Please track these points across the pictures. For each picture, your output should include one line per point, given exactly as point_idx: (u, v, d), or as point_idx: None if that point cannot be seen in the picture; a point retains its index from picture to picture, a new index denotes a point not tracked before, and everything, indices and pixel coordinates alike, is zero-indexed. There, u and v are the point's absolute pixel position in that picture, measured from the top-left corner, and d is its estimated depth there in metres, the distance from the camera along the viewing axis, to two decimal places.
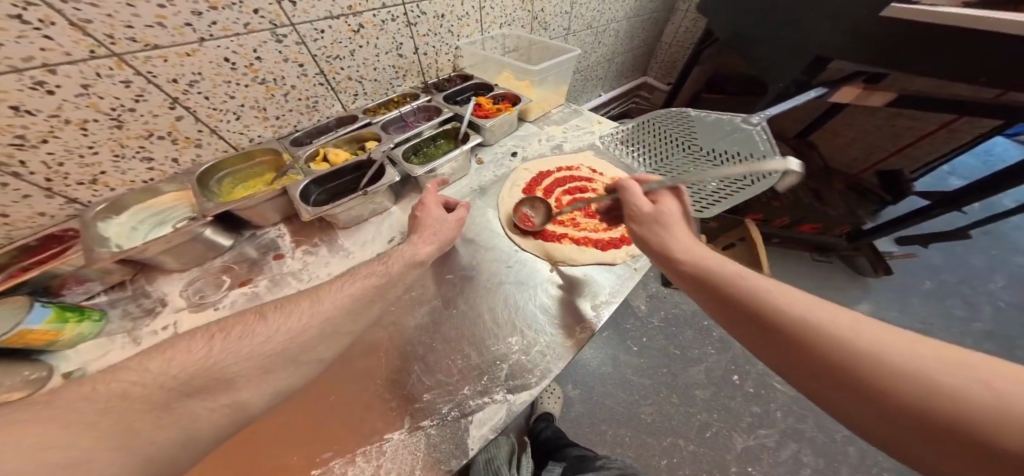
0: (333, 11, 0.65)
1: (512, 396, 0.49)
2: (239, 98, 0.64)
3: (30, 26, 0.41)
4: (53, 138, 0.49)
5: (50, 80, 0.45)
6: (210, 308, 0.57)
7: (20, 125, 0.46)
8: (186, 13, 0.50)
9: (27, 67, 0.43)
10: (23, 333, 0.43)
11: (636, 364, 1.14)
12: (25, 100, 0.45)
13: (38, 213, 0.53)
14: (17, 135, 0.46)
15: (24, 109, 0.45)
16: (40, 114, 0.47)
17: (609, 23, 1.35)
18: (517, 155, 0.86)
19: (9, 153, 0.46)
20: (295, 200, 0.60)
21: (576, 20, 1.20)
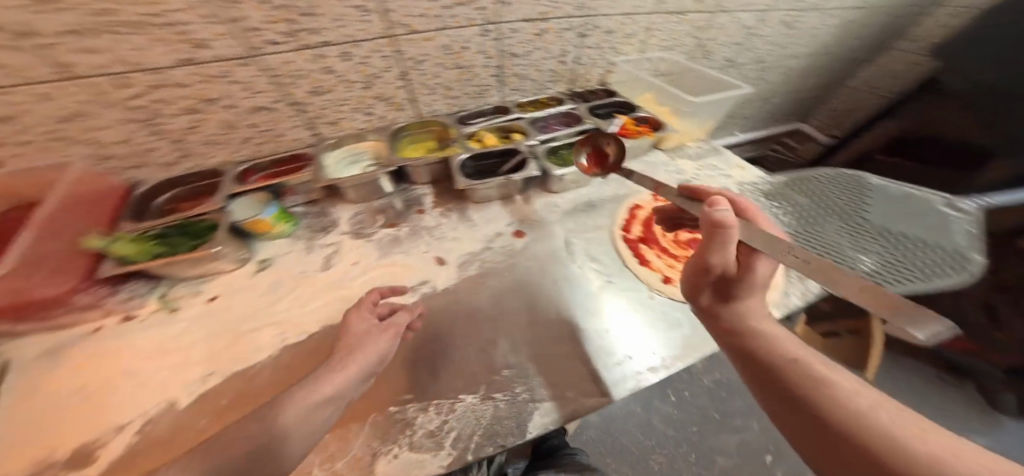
0: (531, 15, 0.75)
1: (584, 398, 0.51)
2: (440, 78, 0.79)
3: (361, 13, 0.60)
4: (332, 90, 0.69)
5: (353, 51, 0.65)
6: (365, 238, 0.73)
7: (323, 79, 0.67)
8: (440, 8, 0.66)
9: (346, 42, 0.63)
10: (259, 219, 0.65)
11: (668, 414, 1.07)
12: (335, 63, 0.65)
13: (295, 139, 0.75)
14: (317, 85, 0.67)
15: (329, 68, 0.66)
16: (335, 73, 0.67)
17: (784, 60, 1.20)
18: (642, 180, 0.85)
19: (306, 95, 0.68)
20: (454, 170, 0.73)
21: (746, 53, 1.10)
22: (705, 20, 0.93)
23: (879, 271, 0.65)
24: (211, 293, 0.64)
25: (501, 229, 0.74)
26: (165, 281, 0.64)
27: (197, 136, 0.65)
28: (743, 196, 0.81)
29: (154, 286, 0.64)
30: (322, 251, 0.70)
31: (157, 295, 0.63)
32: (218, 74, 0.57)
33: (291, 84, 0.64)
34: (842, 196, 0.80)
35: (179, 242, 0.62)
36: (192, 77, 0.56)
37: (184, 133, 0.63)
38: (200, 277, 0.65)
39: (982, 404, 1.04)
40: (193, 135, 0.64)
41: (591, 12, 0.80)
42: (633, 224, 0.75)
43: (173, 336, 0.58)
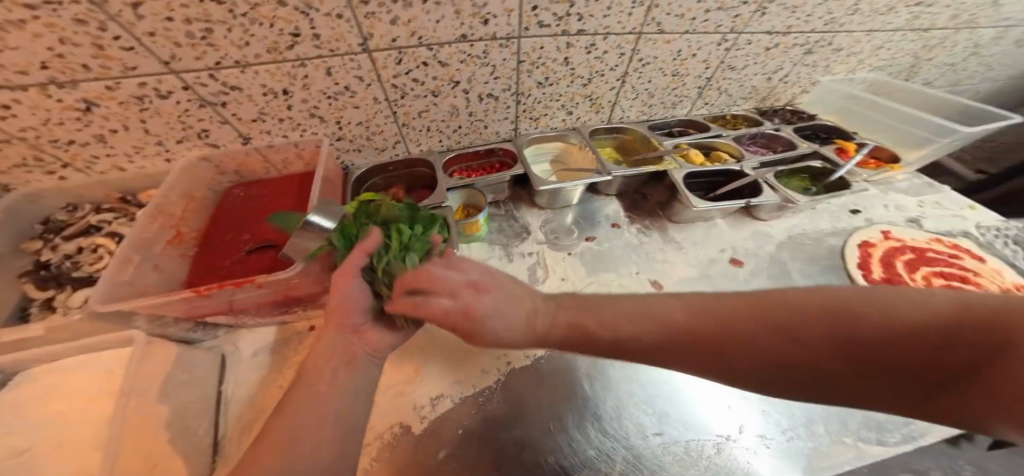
0: (776, 28, 0.65)
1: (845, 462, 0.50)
2: (650, 84, 0.72)
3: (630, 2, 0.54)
4: (555, 84, 0.65)
5: (600, 45, 0.60)
6: (566, 250, 0.66)
7: (555, 71, 0.62)
8: (701, 10, 0.58)
9: (596, 34, 0.58)
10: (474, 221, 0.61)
11: None
12: (574, 54, 0.60)
13: (496, 132, 0.71)
14: (547, 75, 0.63)
15: (566, 61, 0.61)
16: (568, 66, 0.62)
17: (981, 87, 1.06)
18: (859, 213, 0.75)
19: (532, 87, 0.64)
20: (682, 189, 0.64)
21: (947, 76, 0.95)
22: (938, 40, 0.78)
23: None
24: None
25: (713, 255, 0.67)
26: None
27: (423, 120, 0.62)
28: (990, 241, 0.71)
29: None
30: (524, 261, 0.64)
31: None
32: (479, 53, 0.54)
33: (525, 74, 0.61)
34: None
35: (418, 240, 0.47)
36: (456, 56, 0.53)
37: (414, 117, 0.61)
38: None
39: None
40: (419, 120, 0.62)
41: (838, 30, 0.69)
42: (870, 261, 0.66)
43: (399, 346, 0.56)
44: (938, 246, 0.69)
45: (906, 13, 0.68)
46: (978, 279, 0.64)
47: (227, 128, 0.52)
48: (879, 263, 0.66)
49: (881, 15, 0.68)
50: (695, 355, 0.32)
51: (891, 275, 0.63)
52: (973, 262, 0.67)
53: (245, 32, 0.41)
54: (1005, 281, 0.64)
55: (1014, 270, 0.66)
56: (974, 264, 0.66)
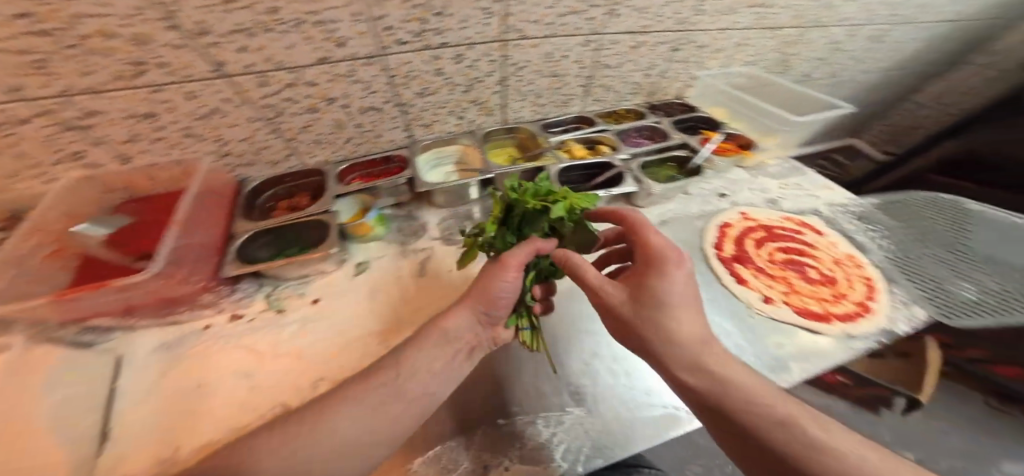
0: (631, 28, 0.74)
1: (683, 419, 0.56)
2: (533, 85, 0.78)
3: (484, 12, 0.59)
4: (436, 93, 0.70)
5: (467, 54, 0.65)
6: (457, 244, 0.73)
7: (430, 83, 0.67)
8: (555, 15, 0.65)
9: (459, 44, 0.63)
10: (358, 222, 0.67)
11: None
12: (445, 65, 0.65)
13: (391, 140, 0.75)
14: (424, 86, 0.67)
15: (439, 71, 0.66)
16: (444, 76, 0.67)
17: (857, 77, 1.19)
18: (726, 197, 0.85)
19: (413, 97, 0.68)
20: (554, 180, 0.70)
21: (822, 69, 1.09)
22: (795, 37, 0.93)
23: (981, 302, 0.64)
24: (313, 296, 0.65)
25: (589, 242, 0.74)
26: (268, 281, 0.65)
27: (309, 134, 0.66)
28: (835, 217, 0.80)
29: (258, 289, 0.64)
30: (416, 256, 0.71)
31: (264, 294, 0.64)
32: (346, 73, 0.58)
33: (403, 86, 0.65)
34: (934, 218, 0.77)
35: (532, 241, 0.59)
36: (323, 77, 0.57)
37: (298, 132, 0.65)
38: (302, 278, 0.66)
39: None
40: (305, 134, 0.65)
41: (691, 28, 0.80)
42: (726, 240, 0.75)
43: (283, 341, 0.58)
44: (787, 224, 0.78)
45: (749, 13, 0.81)
46: (815, 252, 0.73)
47: (102, 148, 0.55)
48: (732, 242, 0.74)
49: (727, 15, 0.80)
50: (723, 422, 0.36)
51: (738, 253, 0.72)
52: (814, 236, 0.76)
53: (82, 63, 0.42)
54: (837, 253, 0.73)
55: (848, 243, 0.75)
56: (816, 238, 0.75)
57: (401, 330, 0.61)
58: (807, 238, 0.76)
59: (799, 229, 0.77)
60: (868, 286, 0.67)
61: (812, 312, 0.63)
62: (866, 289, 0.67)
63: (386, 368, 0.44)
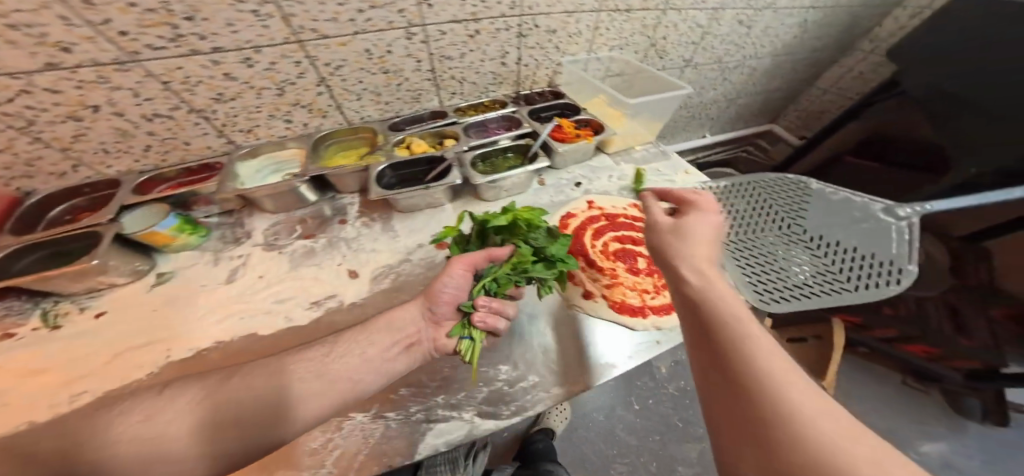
0: (458, 16, 0.70)
1: (478, 420, 0.53)
2: (365, 83, 0.71)
3: (256, 16, 0.52)
4: (238, 98, 0.61)
5: (255, 57, 0.57)
6: (278, 250, 0.69)
7: (225, 86, 0.58)
8: (353, 10, 0.58)
9: (245, 47, 0.55)
10: (153, 232, 0.61)
11: (628, 422, 1.37)
12: (234, 69, 0.56)
13: (207, 146, 0.68)
14: (219, 92, 0.59)
15: (230, 76, 0.57)
16: (239, 81, 0.58)
17: (743, 61, 1.27)
18: (580, 186, 0.83)
19: (208, 102, 0.60)
20: (369, 180, 0.66)
21: (702, 53, 1.16)
22: (653, 19, 0.96)
23: (807, 284, 0.63)
24: (98, 308, 0.60)
25: (424, 241, 0.72)
26: (50, 297, 0.60)
27: (87, 144, 0.59)
28: None
29: (36, 303, 0.60)
30: (228, 265, 0.67)
31: (41, 311, 0.59)
32: (95, 79, 0.50)
33: (187, 91, 0.57)
34: (778, 200, 0.77)
35: (536, 265, 0.62)
36: (65, 83, 0.49)
37: (72, 142, 0.58)
38: (91, 292, 0.61)
39: (945, 408, 1.20)
40: (82, 143, 0.58)
41: (529, 12, 0.77)
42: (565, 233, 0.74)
43: (45, 356, 0.54)
44: (632, 214, 0.77)
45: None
46: None
47: None
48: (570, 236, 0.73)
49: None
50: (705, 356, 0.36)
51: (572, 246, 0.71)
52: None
53: None
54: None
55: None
56: None
57: (189, 337, 0.58)
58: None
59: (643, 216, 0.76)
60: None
61: (631, 306, 0.63)
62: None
63: (317, 349, 0.49)
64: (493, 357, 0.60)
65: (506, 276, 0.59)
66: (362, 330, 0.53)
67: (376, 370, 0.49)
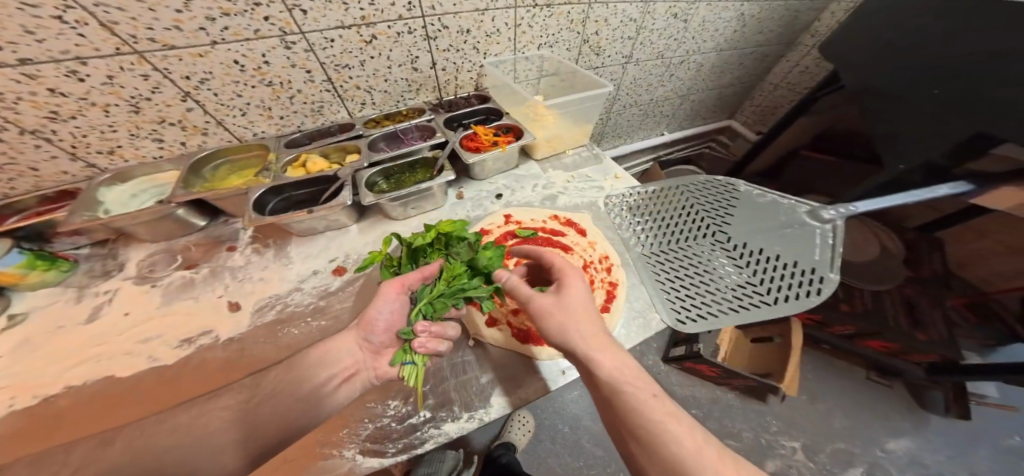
0: (345, 21, 0.64)
1: (360, 458, 0.47)
2: (246, 97, 0.65)
3: (68, 25, 0.46)
4: (80, 116, 0.54)
5: (83, 70, 0.50)
6: (150, 284, 0.58)
7: (55, 103, 0.51)
8: (200, 18, 0.52)
9: (65, 58, 0.48)
10: None
11: (594, 432, 1.28)
12: (60, 84, 0.50)
13: (62, 171, 0.58)
14: (52, 110, 0.51)
15: (59, 92, 0.50)
16: (73, 97, 0.51)
17: (689, 56, 1.29)
18: (501, 198, 0.78)
19: (40, 122, 0.52)
20: (248, 205, 0.59)
21: (641, 48, 1.15)
22: (579, 14, 0.92)
23: (728, 297, 0.60)
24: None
25: (321, 266, 0.64)
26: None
27: None
28: (609, 211, 0.77)
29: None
30: (90, 304, 0.55)
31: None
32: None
33: (8, 110, 0.49)
34: (707, 208, 0.75)
35: (468, 279, 0.56)
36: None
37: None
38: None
39: (910, 402, 1.13)
40: None
41: (430, 13, 0.72)
42: None
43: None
44: (551, 226, 0.72)
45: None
46: (570, 254, 0.68)
47: None
48: None
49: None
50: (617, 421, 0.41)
51: None
52: (575, 237, 0.70)
53: None
54: (591, 255, 0.67)
55: (609, 243, 0.70)
56: (578, 236, 0.70)
57: (29, 384, 0.48)
58: (567, 241, 0.70)
59: (563, 228, 0.72)
60: (610, 290, 0.62)
61: (536, 335, 0.59)
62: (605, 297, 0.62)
63: (236, 392, 0.42)
64: (386, 388, 0.54)
65: (439, 299, 0.53)
66: (287, 367, 0.46)
67: (311, 407, 0.44)
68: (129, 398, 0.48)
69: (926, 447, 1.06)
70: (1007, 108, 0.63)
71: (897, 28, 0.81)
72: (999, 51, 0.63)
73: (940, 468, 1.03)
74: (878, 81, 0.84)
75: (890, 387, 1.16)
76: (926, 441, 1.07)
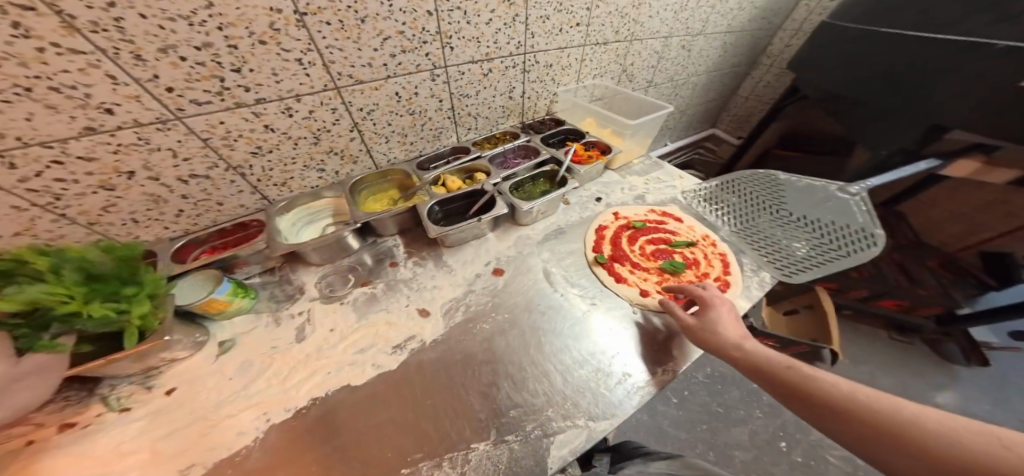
0: (475, 57, 0.76)
1: (593, 424, 0.54)
2: (394, 125, 0.74)
3: (300, 66, 0.54)
4: (275, 149, 0.62)
5: (295, 107, 0.58)
6: (338, 301, 0.69)
7: (261, 138, 0.58)
8: (387, 55, 0.62)
9: (286, 97, 0.56)
10: (209, 300, 0.58)
11: (673, 417, 1.46)
12: (274, 120, 0.57)
13: (239, 205, 0.67)
14: (257, 145, 0.59)
15: (269, 127, 0.58)
16: (277, 131, 0.59)
17: (689, 78, 1.56)
18: (601, 200, 0.91)
19: (246, 158, 0.60)
20: (424, 219, 0.69)
21: (660, 74, 1.39)
22: (624, 50, 1.13)
23: (810, 257, 0.77)
24: (166, 385, 0.56)
25: (479, 271, 0.74)
26: (106, 381, 0.54)
27: (117, 215, 0.55)
28: (690, 203, 0.93)
29: (92, 389, 0.54)
30: (292, 324, 0.65)
31: (100, 397, 0.53)
32: (134, 140, 0.49)
33: (226, 147, 0.56)
34: (762, 194, 0.93)
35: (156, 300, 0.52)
36: (101, 148, 0.47)
37: (99, 214, 0.54)
38: (149, 370, 0.56)
39: (938, 358, 1.52)
40: (113, 214, 0.55)
41: (531, 50, 0.87)
42: (599, 244, 0.79)
43: (125, 440, 0.50)
44: (654, 216, 0.86)
45: (576, 33, 0.93)
46: (679, 237, 0.80)
47: None
48: (603, 245, 0.78)
49: (558, 35, 0.89)
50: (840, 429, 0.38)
51: (611, 255, 0.76)
52: (679, 223, 0.84)
53: None
54: (699, 234, 0.81)
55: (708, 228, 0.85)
56: (677, 223, 0.84)
57: (279, 398, 0.55)
58: (672, 225, 0.84)
59: (663, 219, 0.85)
60: (723, 260, 0.76)
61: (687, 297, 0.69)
62: (722, 263, 0.75)
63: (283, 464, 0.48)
64: (584, 362, 0.61)
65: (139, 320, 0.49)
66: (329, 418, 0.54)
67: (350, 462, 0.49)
68: (378, 399, 0.56)
69: (968, 398, 1.39)
70: (946, 107, 0.91)
71: (852, 55, 1.12)
72: (925, 73, 0.93)
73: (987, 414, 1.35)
74: (850, 90, 1.15)
75: (913, 345, 1.56)
76: (965, 393, 1.41)
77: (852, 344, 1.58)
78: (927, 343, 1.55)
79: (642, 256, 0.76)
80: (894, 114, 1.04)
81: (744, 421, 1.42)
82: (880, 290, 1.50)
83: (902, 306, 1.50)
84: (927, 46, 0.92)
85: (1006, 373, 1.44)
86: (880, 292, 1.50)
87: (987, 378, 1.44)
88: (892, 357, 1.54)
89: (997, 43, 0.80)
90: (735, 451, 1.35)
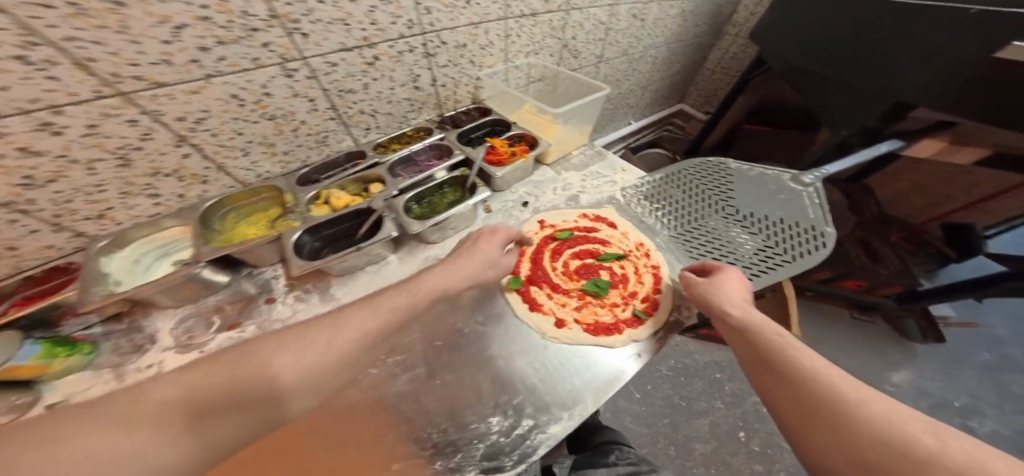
0: (347, 43, 0.58)
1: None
2: (247, 134, 0.59)
3: (33, 67, 0.37)
4: (60, 178, 0.47)
5: (57, 121, 0.42)
6: (196, 351, 0.56)
7: (25, 167, 0.43)
8: (192, 48, 0.45)
9: (34, 108, 0.40)
10: (11, 368, 0.43)
11: (637, 413, 1.43)
12: (33, 141, 0.42)
13: (46, 246, 0.53)
14: (24, 176, 0.44)
15: (30, 150, 0.42)
16: (47, 155, 0.44)
17: (646, 50, 1.41)
18: (529, 205, 0.79)
19: (11, 192, 0.45)
20: (288, 252, 0.56)
21: (610, 47, 1.23)
22: (559, 21, 0.96)
23: (754, 264, 0.68)
24: None
25: None
26: None
27: None
28: (629, 203, 0.82)
29: None
30: (138, 379, 0.53)
31: None
32: None
33: None
34: (709, 186, 0.83)
35: None
36: None
37: None
38: None
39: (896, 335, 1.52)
40: None
41: (432, 29, 0.69)
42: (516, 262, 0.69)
43: None
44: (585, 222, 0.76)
45: (491, 3, 0.74)
46: (610, 248, 0.71)
47: None
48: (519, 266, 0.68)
49: (466, 7, 0.70)
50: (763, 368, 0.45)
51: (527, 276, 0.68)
52: (612, 229, 0.74)
53: None
54: (631, 243, 0.72)
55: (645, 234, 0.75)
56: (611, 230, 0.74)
57: None
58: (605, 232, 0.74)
59: (595, 227, 0.75)
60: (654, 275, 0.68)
61: (606, 326, 0.61)
62: (652, 278, 0.67)
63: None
64: (481, 407, 0.52)
65: None
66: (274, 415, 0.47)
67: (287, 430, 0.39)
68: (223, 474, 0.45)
69: (923, 377, 1.42)
70: (915, 80, 0.79)
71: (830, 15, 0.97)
72: (906, 41, 0.79)
73: (938, 391, 1.38)
74: (818, 62, 1.01)
75: (874, 324, 1.56)
76: (921, 371, 1.43)
77: (812, 325, 1.58)
78: (889, 321, 1.55)
79: (565, 276, 0.68)
80: (861, 89, 0.92)
81: (705, 412, 1.42)
82: (845, 270, 1.50)
83: (864, 286, 1.50)
84: (915, 7, 0.77)
85: (961, 350, 1.47)
86: (846, 272, 1.50)
87: (941, 355, 1.46)
88: (851, 336, 1.54)
89: (973, 6, 0.67)
90: (696, 444, 1.35)
